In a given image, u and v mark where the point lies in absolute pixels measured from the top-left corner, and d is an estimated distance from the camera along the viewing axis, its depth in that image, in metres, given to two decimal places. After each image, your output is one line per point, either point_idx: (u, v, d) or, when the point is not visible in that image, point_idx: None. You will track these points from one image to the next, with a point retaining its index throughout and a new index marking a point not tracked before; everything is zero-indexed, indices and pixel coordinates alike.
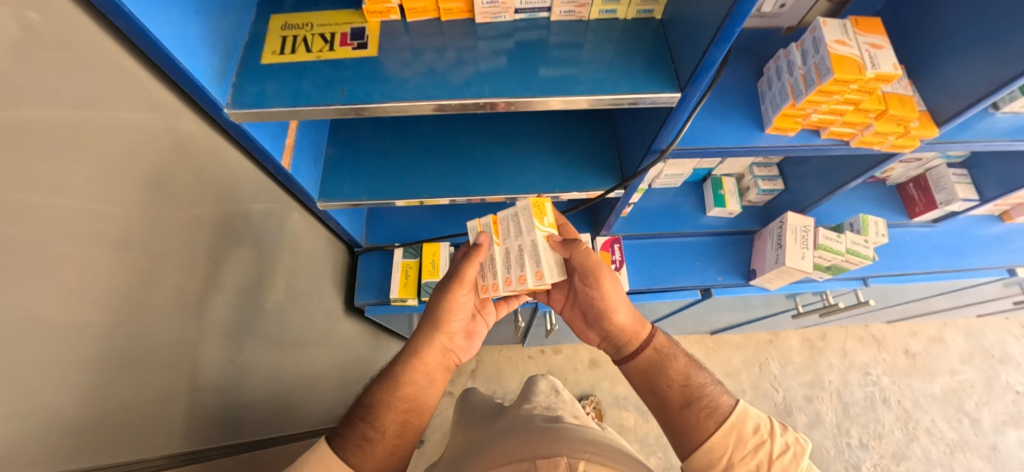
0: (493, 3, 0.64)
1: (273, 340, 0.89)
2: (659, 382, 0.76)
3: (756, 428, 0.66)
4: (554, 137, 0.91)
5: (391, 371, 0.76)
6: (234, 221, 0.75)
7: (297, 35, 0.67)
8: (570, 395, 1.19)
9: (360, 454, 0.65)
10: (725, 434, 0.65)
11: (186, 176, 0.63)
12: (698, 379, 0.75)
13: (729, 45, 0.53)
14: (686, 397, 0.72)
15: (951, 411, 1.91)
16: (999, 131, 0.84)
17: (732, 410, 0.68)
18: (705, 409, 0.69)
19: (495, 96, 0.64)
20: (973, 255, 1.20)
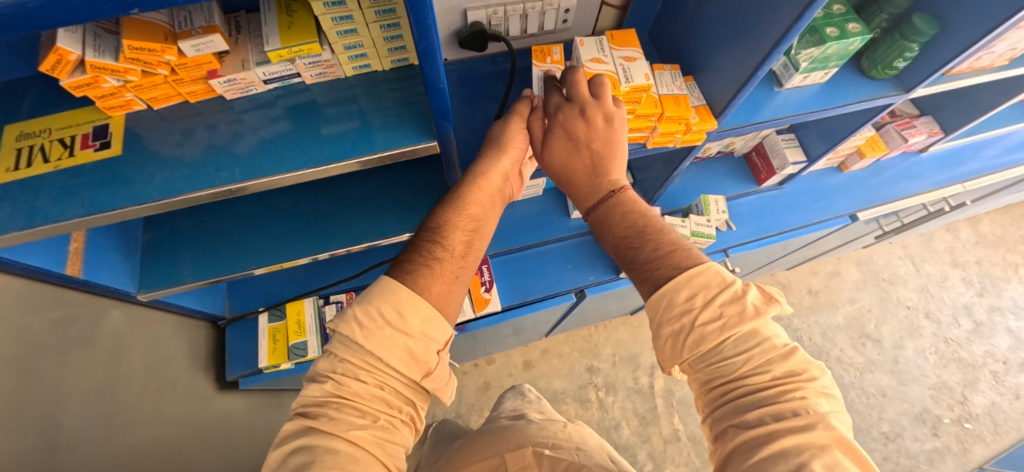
0: (231, 81, 0.61)
1: (124, 452, 0.80)
2: (602, 234, 0.61)
3: (690, 293, 0.50)
4: (379, 181, 0.89)
5: (451, 192, 0.64)
6: (41, 340, 0.68)
7: (34, 144, 0.61)
8: (534, 393, 1.25)
9: (429, 275, 0.55)
10: (651, 302, 0.52)
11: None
12: (659, 234, 0.57)
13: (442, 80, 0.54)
14: (625, 255, 0.57)
15: (855, 337, 2.08)
16: (791, 104, 0.90)
17: (674, 273, 0.52)
18: (641, 273, 0.55)
19: (246, 178, 0.61)
20: (819, 207, 1.30)
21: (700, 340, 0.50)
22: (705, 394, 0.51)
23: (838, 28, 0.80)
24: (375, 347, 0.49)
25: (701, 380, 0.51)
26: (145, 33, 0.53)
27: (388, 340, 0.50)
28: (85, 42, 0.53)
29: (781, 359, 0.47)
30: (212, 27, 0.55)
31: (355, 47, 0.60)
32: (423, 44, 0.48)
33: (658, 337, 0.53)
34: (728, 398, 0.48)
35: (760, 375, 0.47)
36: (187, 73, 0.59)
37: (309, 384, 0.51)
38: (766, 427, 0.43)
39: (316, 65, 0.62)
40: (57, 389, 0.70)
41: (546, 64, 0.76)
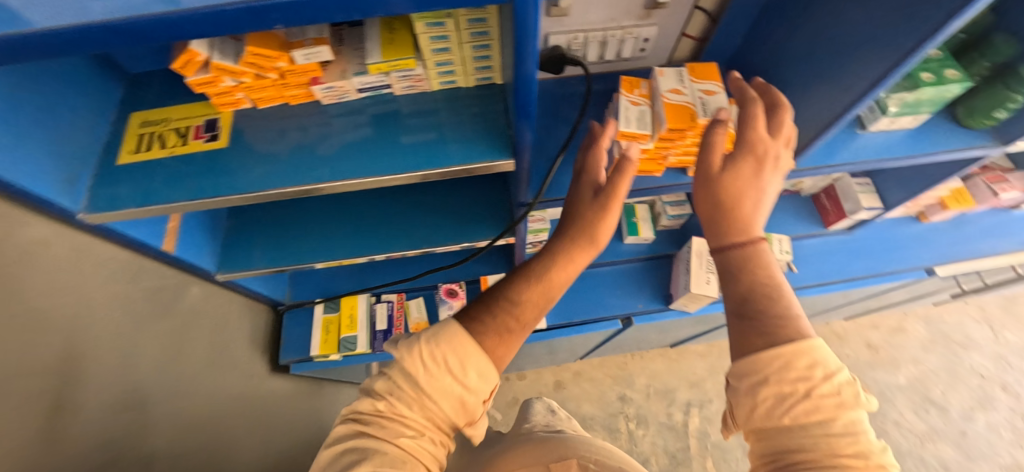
0: (330, 88, 0.66)
1: (186, 417, 0.86)
2: (727, 275, 0.50)
3: (812, 364, 0.40)
4: (444, 189, 0.92)
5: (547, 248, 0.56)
6: (132, 306, 0.76)
7: (154, 131, 0.69)
8: (562, 412, 1.19)
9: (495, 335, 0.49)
10: (762, 356, 0.41)
11: (53, 277, 0.62)
12: (785, 296, 0.46)
13: (535, 101, 0.55)
14: (751, 303, 0.46)
15: (917, 401, 1.91)
16: (872, 148, 0.86)
17: (797, 337, 0.42)
18: (760, 323, 0.44)
19: (335, 178, 0.65)
20: (891, 258, 1.22)
21: (811, 412, 0.39)
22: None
23: (934, 74, 0.77)
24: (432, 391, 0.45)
25: (774, 453, 0.40)
26: (264, 41, 0.58)
27: (444, 389, 0.45)
28: (211, 46, 0.59)
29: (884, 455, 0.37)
30: (322, 39, 0.60)
31: (446, 64, 0.64)
32: (523, 66, 0.49)
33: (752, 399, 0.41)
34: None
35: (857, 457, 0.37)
36: (293, 79, 0.64)
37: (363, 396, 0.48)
38: None
39: (407, 79, 0.66)
40: (137, 352, 0.77)
41: (633, 97, 0.71)
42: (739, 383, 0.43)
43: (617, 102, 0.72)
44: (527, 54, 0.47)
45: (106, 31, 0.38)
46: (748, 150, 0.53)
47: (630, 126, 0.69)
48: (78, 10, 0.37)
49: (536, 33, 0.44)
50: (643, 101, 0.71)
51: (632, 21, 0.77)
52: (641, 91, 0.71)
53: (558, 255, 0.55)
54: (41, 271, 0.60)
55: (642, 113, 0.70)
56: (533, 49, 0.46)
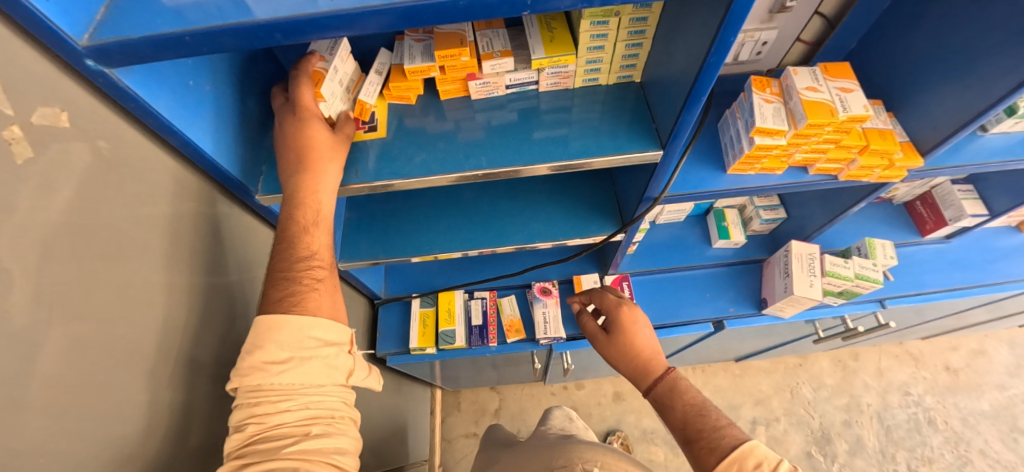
0: (485, 84, 0.71)
1: None
2: (668, 407, 0.79)
3: (758, 464, 0.64)
4: (553, 186, 0.96)
5: (287, 235, 0.62)
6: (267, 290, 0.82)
7: None
8: (580, 420, 1.26)
9: (298, 293, 0.61)
10: (725, 466, 0.64)
11: (221, 257, 0.69)
12: (710, 407, 0.76)
13: (698, 110, 0.58)
14: (693, 428, 0.73)
15: (1005, 429, 1.80)
16: (992, 151, 0.85)
17: (738, 443, 0.67)
18: (707, 444, 0.69)
19: (488, 166, 0.70)
20: (991, 268, 1.18)
21: None
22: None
23: None
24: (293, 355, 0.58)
25: None
26: (448, 43, 0.66)
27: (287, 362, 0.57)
28: (333, 52, 0.65)
29: None
30: (508, 52, 0.67)
31: (596, 61, 0.68)
32: (713, 58, 0.50)
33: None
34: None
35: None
36: (452, 74, 0.70)
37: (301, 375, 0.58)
38: None
39: (556, 75, 0.70)
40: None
41: (765, 95, 0.73)
42: None
43: (748, 100, 0.74)
44: (709, 53, 0.49)
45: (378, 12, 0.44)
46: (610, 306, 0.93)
47: (766, 122, 0.70)
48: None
49: (741, 25, 0.46)
50: (776, 98, 0.73)
51: (753, 24, 0.81)
52: (773, 90, 0.74)
53: (290, 242, 0.62)
54: (215, 250, 0.68)
55: (776, 109, 0.72)
56: (729, 39, 0.48)
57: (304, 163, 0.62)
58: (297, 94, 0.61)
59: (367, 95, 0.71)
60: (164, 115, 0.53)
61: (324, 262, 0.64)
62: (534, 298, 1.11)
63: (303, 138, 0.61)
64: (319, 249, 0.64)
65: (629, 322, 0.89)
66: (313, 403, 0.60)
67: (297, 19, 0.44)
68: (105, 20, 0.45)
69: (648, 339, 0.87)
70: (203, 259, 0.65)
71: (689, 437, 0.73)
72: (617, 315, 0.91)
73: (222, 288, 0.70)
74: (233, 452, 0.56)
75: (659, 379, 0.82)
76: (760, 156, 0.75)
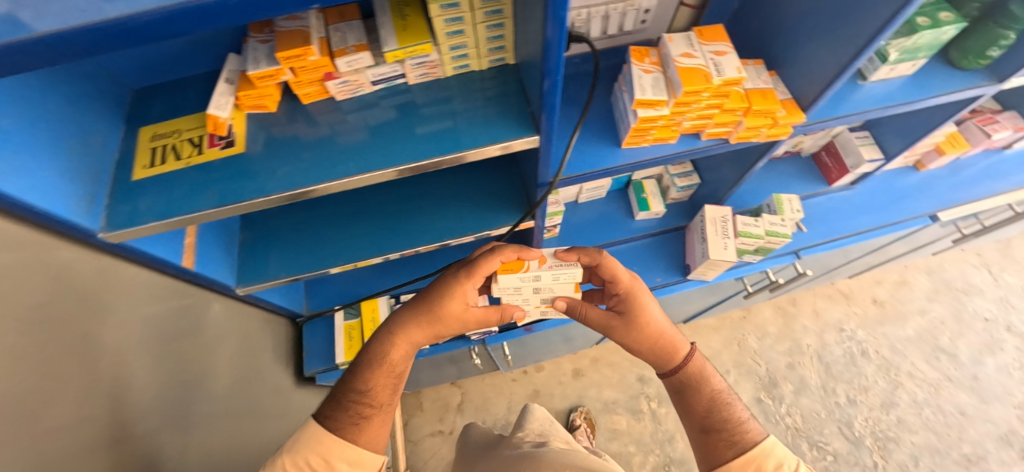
0: (345, 82, 0.65)
1: (210, 423, 0.85)
2: (688, 395, 0.75)
3: (777, 464, 0.65)
4: (458, 180, 0.92)
5: (383, 353, 0.72)
6: (148, 328, 0.73)
7: (167, 144, 0.68)
8: (543, 413, 1.27)
9: (355, 431, 0.66)
10: (741, 464, 0.65)
11: (71, 309, 0.60)
12: (727, 397, 0.74)
13: (558, 85, 0.55)
14: (711, 419, 0.71)
15: (928, 351, 1.95)
16: (873, 98, 0.88)
17: (758, 441, 0.67)
18: (726, 440, 0.68)
19: (357, 172, 0.65)
20: (894, 208, 1.25)
21: None
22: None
23: (928, 18, 0.78)
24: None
25: None
26: (290, 42, 0.59)
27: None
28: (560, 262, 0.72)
29: None
30: (362, 45, 0.61)
31: (460, 47, 0.64)
32: (552, 33, 0.47)
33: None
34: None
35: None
36: (306, 76, 0.64)
37: None
38: None
39: (422, 66, 0.65)
40: (177, 371, 0.78)
41: (644, 65, 0.71)
42: None
43: (629, 72, 0.72)
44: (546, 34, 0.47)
45: (124, 29, 0.37)
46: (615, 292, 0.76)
47: (646, 93, 0.69)
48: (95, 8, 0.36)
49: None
50: (655, 68, 0.71)
51: None
52: (652, 59, 0.72)
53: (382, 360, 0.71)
54: (61, 303, 0.59)
55: (655, 79, 0.70)
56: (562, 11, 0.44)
57: (431, 318, 0.71)
58: (477, 269, 0.69)
59: (216, 108, 0.63)
60: None
61: (376, 400, 0.70)
62: None
63: (443, 308, 0.72)
64: (378, 389, 0.70)
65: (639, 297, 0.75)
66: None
67: None
68: None
69: (659, 324, 0.75)
70: (44, 314, 0.56)
71: (705, 428, 0.71)
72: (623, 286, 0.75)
73: (83, 343, 0.61)
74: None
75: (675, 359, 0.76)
76: (648, 128, 0.73)
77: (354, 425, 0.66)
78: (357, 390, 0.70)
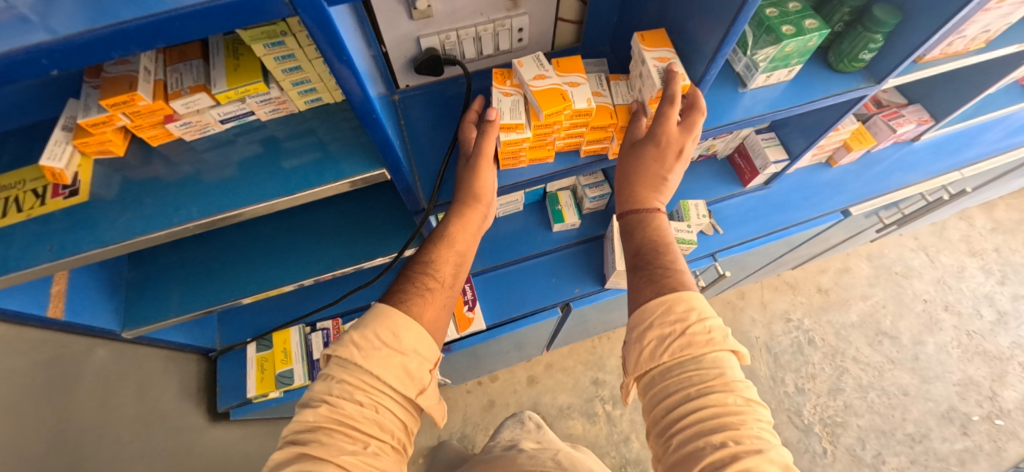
0: (188, 124, 0.65)
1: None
2: (629, 235, 0.72)
3: (688, 307, 0.59)
4: (351, 209, 0.91)
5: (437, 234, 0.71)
6: (21, 382, 0.68)
7: (8, 196, 0.64)
8: (533, 421, 1.29)
9: (422, 303, 0.62)
10: (653, 304, 0.60)
11: None
12: (673, 250, 0.68)
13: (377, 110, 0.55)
14: (644, 256, 0.68)
15: (871, 335, 2.00)
16: (755, 105, 0.89)
17: (678, 288, 0.61)
18: (650, 277, 0.64)
19: (203, 215, 0.63)
20: (809, 205, 1.27)
21: (686, 345, 0.56)
22: (658, 422, 0.55)
23: (794, 26, 0.79)
24: (371, 366, 0.55)
25: (659, 390, 0.57)
26: (115, 88, 0.57)
27: (385, 359, 0.56)
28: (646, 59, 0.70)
29: (743, 388, 0.53)
30: (198, 86, 0.59)
31: (304, 82, 0.63)
32: (342, 62, 0.47)
33: (640, 339, 0.59)
34: (690, 422, 0.52)
35: (727, 393, 0.52)
36: (144, 119, 0.62)
37: (303, 410, 0.54)
38: (727, 452, 0.48)
39: (267, 102, 0.65)
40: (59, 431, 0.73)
41: (505, 88, 0.72)
42: (632, 327, 0.62)
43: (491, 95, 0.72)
44: (346, 78, 0.49)
45: None
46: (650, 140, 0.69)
47: (505, 117, 0.69)
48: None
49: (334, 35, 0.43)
50: (517, 90, 0.72)
51: (501, 13, 0.77)
52: (513, 81, 0.73)
53: (439, 240, 0.69)
54: None
55: (515, 101, 0.71)
56: (341, 42, 0.45)
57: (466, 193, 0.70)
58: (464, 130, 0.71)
59: (50, 158, 0.59)
60: None
61: (438, 277, 0.67)
62: None
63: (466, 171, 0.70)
64: (437, 265, 0.67)
65: (679, 153, 0.70)
66: (383, 416, 0.54)
67: None
68: None
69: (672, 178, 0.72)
70: None
71: (636, 265, 0.68)
72: (668, 133, 0.67)
73: None
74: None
75: (641, 202, 0.72)
76: (517, 150, 0.74)
77: (419, 297, 0.63)
78: (423, 263, 0.68)
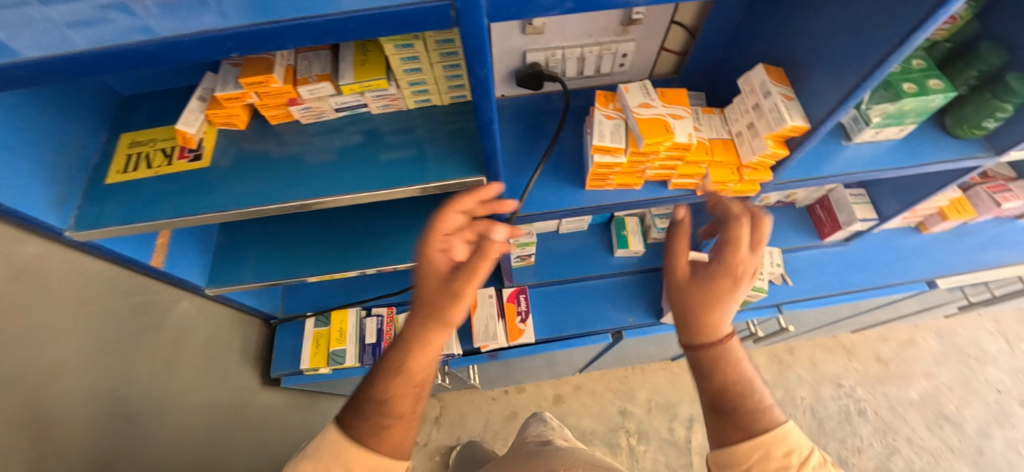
0: (308, 109, 0.69)
1: (171, 418, 0.87)
2: (705, 375, 0.65)
3: (789, 451, 0.54)
4: (429, 207, 0.93)
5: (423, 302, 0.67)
6: (114, 321, 0.76)
7: (141, 151, 0.71)
8: (555, 421, 1.25)
9: (398, 383, 0.62)
10: (750, 447, 0.55)
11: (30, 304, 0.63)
12: (756, 386, 0.62)
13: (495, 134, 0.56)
14: (728, 400, 0.60)
15: (931, 417, 1.84)
16: (857, 161, 0.85)
17: (770, 427, 0.56)
18: (737, 421, 0.58)
19: (308, 196, 0.67)
20: (891, 271, 1.19)
21: None
22: None
23: (916, 84, 0.75)
24: (370, 419, 0.58)
25: None
26: (254, 68, 0.62)
27: (370, 421, 0.58)
28: (766, 91, 0.67)
29: None
30: (325, 76, 0.63)
31: (420, 84, 0.66)
32: (478, 90, 0.48)
33: None
34: None
35: None
36: (271, 100, 0.66)
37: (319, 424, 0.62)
38: None
39: (382, 98, 0.68)
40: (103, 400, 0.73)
41: (608, 111, 0.72)
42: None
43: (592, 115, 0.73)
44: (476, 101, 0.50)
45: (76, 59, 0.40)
46: (727, 272, 0.66)
47: (604, 140, 0.69)
48: (55, 38, 0.39)
49: (484, 66, 0.44)
50: (618, 114, 0.72)
51: (609, 37, 0.78)
52: (616, 105, 0.73)
53: (426, 318, 0.66)
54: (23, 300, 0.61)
55: (615, 124, 0.71)
56: (487, 76, 0.45)
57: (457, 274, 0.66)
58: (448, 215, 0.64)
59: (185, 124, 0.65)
60: None
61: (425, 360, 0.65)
62: None
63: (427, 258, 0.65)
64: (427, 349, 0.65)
65: (752, 276, 0.66)
66: (377, 436, 0.58)
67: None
68: None
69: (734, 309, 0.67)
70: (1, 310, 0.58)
71: (716, 410, 0.61)
72: (741, 261, 0.65)
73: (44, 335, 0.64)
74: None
75: (710, 334, 0.66)
76: (607, 173, 0.74)
77: (393, 373, 0.63)
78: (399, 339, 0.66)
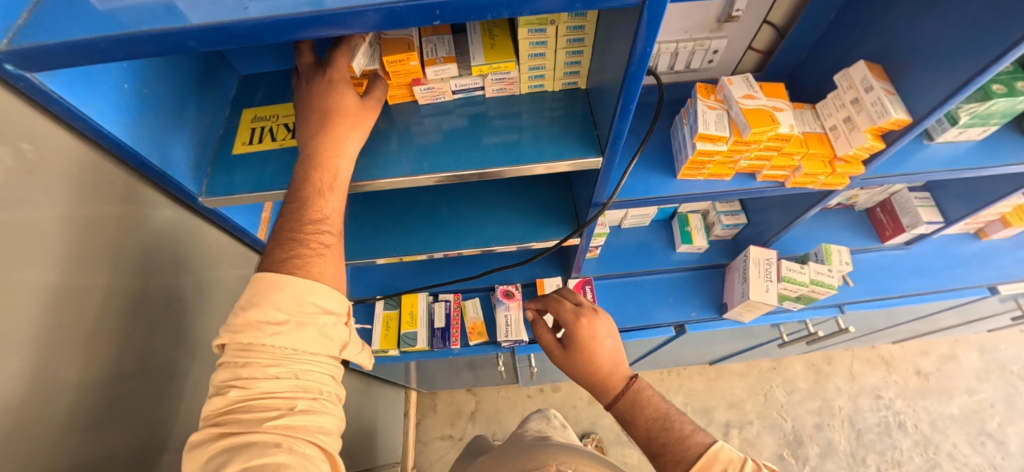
0: (430, 89, 0.73)
1: None
2: (631, 424, 0.72)
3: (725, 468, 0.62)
4: (513, 194, 0.97)
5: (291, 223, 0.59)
6: (215, 286, 0.84)
7: (264, 126, 0.74)
8: (559, 417, 1.28)
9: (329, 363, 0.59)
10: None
11: (158, 257, 0.69)
12: (679, 417, 0.71)
13: (631, 118, 0.59)
14: (658, 440, 0.68)
15: (973, 433, 1.82)
16: (937, 160, 0.87)
17: (703, 450, 0.64)
18: (672, 455, 0.65)
19: (428, 171, 0.71)
20: (950, 275, 1.20)
21: None
22: None
23: (1004, 86, 0.77)
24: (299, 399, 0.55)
25: None
26: (395, 47, 0.65)
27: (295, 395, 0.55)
28: (869, 86, 0.70)
29: None
30: (451, 58, 0.67)
31: (539, 69, 0.70)
32: (632, 68, 0.51)
33: None
34: None
35: None
36: (397, 79, 0.70)
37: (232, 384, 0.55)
38: None
39: (501, 81, 0.72)
40: (183, 374, 0.76)
41: (709, 102, 0.75)
42: None
43: (694, 106, 0.76)
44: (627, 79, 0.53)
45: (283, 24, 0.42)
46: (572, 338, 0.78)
47: (709, 128, 0.72)
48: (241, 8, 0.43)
49: (653, 42, 0.47)
50: (718, 105, 0.75)
51: (703, 33, 0.83)
52: (716, 97, 0.76)
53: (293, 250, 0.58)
54: (155, 252, 0.69)
55: (716, 114, 0.74)
56: (647, 53, 0.49)
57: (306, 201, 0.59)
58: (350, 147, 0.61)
59: None
60: (92, 120, 0.53)
61: None
62: (497, 300, 1.12)
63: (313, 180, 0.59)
64: None
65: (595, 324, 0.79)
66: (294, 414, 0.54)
67: (210, 26, 0.42)
68: (28, 25, 0.44)
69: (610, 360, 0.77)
70: (132, 258, 0.65)
71: (653, 451, 0.67)
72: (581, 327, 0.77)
73: (162, 288, 0.71)
74: (212, 417, 0.53)
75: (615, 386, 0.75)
76: (704, 162, 0.77)
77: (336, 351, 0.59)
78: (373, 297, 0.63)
